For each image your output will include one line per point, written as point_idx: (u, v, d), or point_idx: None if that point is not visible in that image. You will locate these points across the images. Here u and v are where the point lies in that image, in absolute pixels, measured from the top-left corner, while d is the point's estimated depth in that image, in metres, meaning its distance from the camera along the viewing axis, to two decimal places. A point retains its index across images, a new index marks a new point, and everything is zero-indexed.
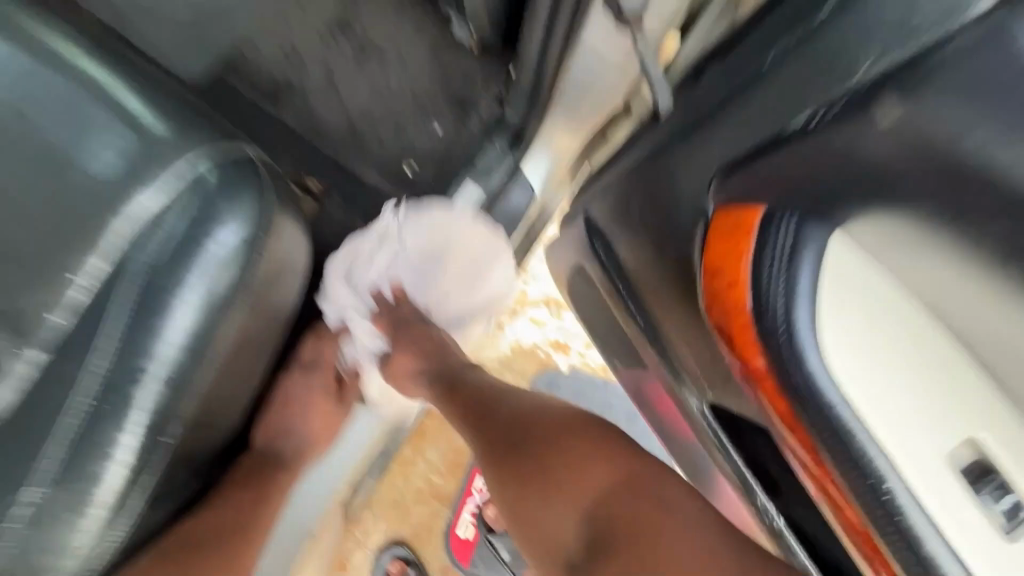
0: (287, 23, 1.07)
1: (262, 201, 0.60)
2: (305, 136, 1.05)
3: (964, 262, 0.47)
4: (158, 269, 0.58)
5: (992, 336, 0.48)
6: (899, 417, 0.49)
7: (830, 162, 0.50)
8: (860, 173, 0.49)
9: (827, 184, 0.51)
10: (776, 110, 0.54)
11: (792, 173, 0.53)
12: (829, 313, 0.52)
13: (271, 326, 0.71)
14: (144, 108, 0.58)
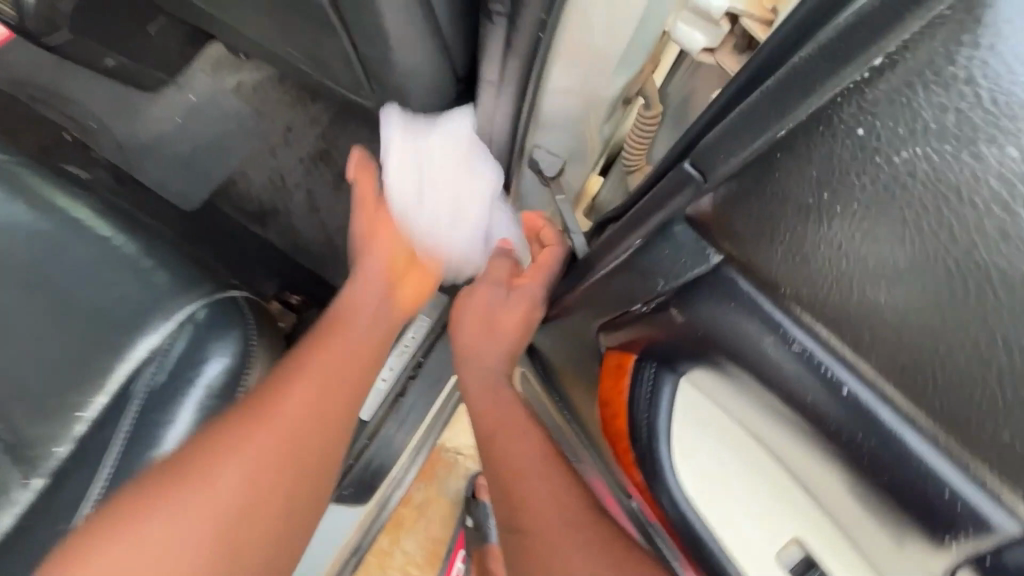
0: (274, 157, 1.23)
1: (245, 334, 0.69)
2: (289, 252, 1.18)
3: (759, 404, 0.42)
4: (152, 401, 0.65)
5: (819, 477, 0.41)
6: (744, 533, 0.44)
7: (665, 327, 0.46)
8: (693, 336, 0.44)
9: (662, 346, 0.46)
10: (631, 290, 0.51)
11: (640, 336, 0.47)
12: (679, 455, 0.48)
13: None
14: (149, 265, 0.71)
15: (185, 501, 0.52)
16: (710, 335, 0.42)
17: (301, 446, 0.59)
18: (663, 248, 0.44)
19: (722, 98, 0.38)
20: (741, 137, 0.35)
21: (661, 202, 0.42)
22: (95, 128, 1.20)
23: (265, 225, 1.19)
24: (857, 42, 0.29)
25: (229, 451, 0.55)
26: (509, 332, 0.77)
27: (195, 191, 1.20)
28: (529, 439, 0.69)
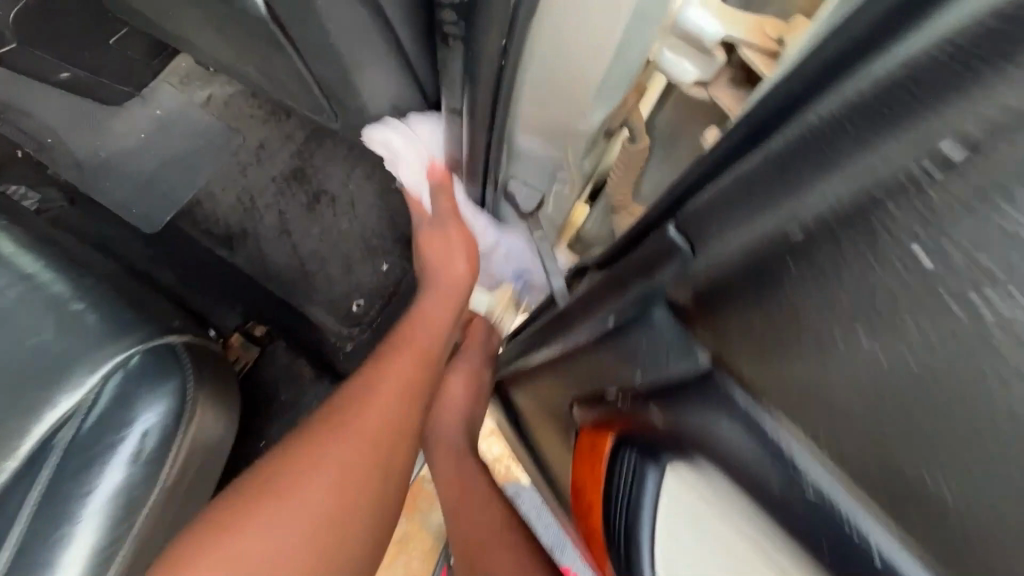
0: (244, 174, 1.16)
1: (181, 384, 0.60)
2: (257, 278, 1.11)
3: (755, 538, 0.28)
4: (71, 465, 0.57)
5: None
6: None
7: (642, 407, 0.37)
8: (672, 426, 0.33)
9: (643, 431, 0.37)
10: (604, 368, 0.43)
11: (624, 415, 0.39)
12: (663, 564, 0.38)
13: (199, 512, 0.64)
14: (75, 305, 0.63)
15: (297, 505, 0.55)
16: (698, 429, 0.31)
17: (403, 434, 0.66)
18: (640, 338, 0.37)
19: (710, 160, 0.29)
20: (732, 216, 0.27)
21: (646, 273, 0.36)
22: (53, 143, 1.13)
23: (233, 248, 1.12)
24: (895, 111, 0.19)
25: (332, 447, 0.59)
26: (457, 397, 0.81)
27: (159, 211, 1.12)
28: (489, 511, 0.72)
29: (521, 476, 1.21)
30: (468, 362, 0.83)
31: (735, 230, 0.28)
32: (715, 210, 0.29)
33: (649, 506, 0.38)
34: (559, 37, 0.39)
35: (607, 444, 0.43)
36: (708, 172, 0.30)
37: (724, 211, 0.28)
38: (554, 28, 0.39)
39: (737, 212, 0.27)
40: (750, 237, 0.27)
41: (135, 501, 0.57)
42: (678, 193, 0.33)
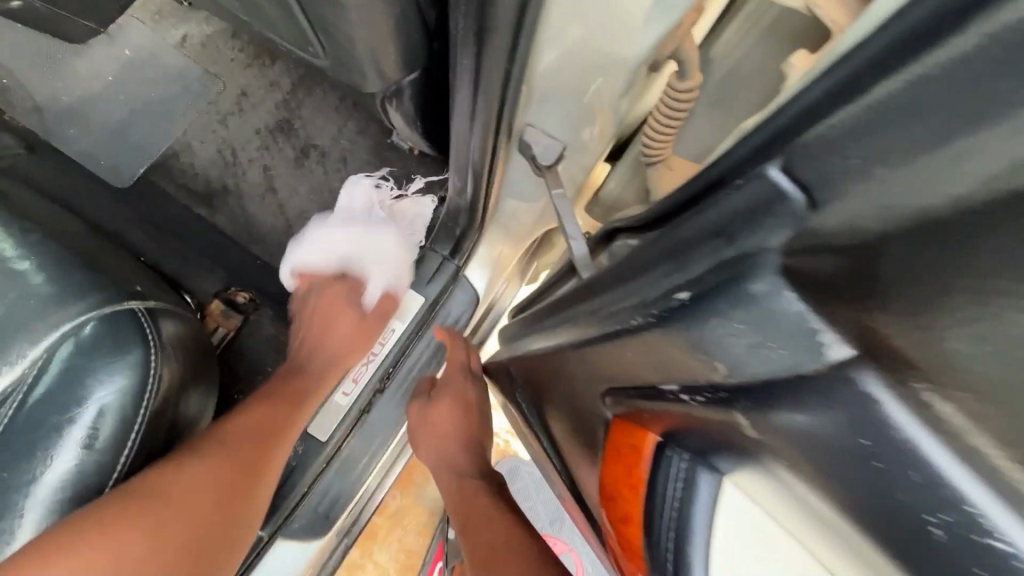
0: (224, 126, 1.05)
1: (151, 351, 0.54)
2: (240, 239, 1.02)
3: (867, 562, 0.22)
4: (28, 434, 0.51)
5: None
6: None
7: (692, 422, 0.31)
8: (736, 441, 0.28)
9: (700, 437, 0.31)
10: (647, 363, 0.35)
11: (669, 416, 0.33)
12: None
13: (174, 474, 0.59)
14: (24, 259, 0.56)
15: (122, 530, 0.48)
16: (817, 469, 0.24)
17: (234, 488, 0.60)
18: (669, 346, 0.31)
19: (824, 88, 0.21)
20: (859, 150, 0.20)
21: (741, 230, 0.25)
22: (11, 87, 1.02)
23: (213, 207, 1.03)
24: None
25: (183, 473, 0.56)
26: (447, 427, 0.86)
27: (130, 163, 1.02)
28: (481, 505, 0.73)
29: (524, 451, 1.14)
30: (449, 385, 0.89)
31: (870, 185, 0.20)
32: (823, 148, 0.21)
33: (706, 513, 0.31)
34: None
35: (648, 442, 0.36)
36: (834, 94, 0.20)
37: (833, 145, 0.20)
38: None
39: (888, 128, 0.19)
40: (951, 170, 0.17)
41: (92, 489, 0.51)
42: (789, 122, 0.23)
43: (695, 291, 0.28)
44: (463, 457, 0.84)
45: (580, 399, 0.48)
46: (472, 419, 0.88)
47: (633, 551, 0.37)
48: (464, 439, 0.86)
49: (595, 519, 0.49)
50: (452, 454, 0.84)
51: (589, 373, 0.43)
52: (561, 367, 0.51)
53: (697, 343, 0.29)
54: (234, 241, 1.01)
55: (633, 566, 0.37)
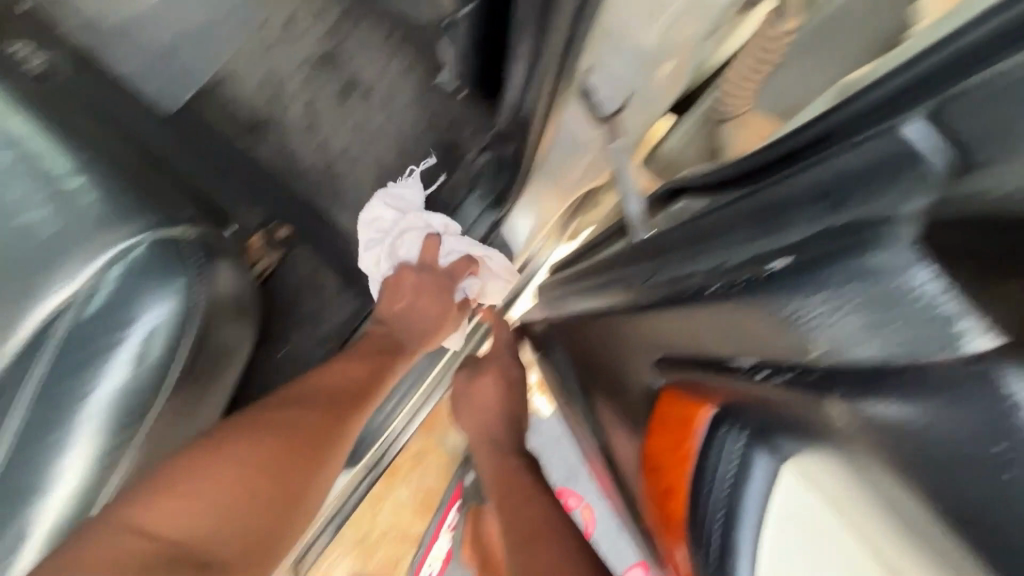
0: (269, 54, 1.02)
1: (200, 279, 0.55)
2: (282, 172, 1.01)
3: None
4: (79, 350, 0.53)
5: None
6: None
7: (756, 408, 0.29)
8: (792, 432, 0.26)
9: (759, 422, 0.29)
10: (704, 333, 0.33)
11: (725, 394, 0.31)
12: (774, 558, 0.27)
13: (219, 387, 0.62)
14: (75, 175, 0.56)
15: (218, 472, 0.53)
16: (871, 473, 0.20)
17: (304, 454, 0.60)
18: (734, 318, 0.29)
19: (985, 31, 0.17)
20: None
21: (851, 196, 0.22)
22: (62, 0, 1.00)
23: (257, 138, 1.02)
24: None
25: (261, 432, 0.59)
26: (488, 401, 0.89)
27: (177, 88, 1.01)
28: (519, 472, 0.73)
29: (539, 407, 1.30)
30: (495, 362, 0.93)
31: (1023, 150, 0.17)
32: (979, 103, 0.18)
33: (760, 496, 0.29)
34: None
35: (700, 418, 0.34)
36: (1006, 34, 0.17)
37: (992, 99, 0.17)
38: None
39: None
40: None
41: (143, 403, 0.53)
42: (929, 73, 0.19)
43: (791, 258, 0.24)
44: (498, 428, 0.85)
45: (623, 361, 0.46)
46: (514, 397, 0.90)
47: (675, 518, 0.37)
48: (503, 413, 0.87)
49: (624, 474, 0.51)
50: (490, 427, 0.85)
51: (642, 338, 0.42)
52: (606, 328, 0.49)
53: (788, 319, 0.25)
54: (278, 175, 1.01)
55: (673, 532, 0.37)
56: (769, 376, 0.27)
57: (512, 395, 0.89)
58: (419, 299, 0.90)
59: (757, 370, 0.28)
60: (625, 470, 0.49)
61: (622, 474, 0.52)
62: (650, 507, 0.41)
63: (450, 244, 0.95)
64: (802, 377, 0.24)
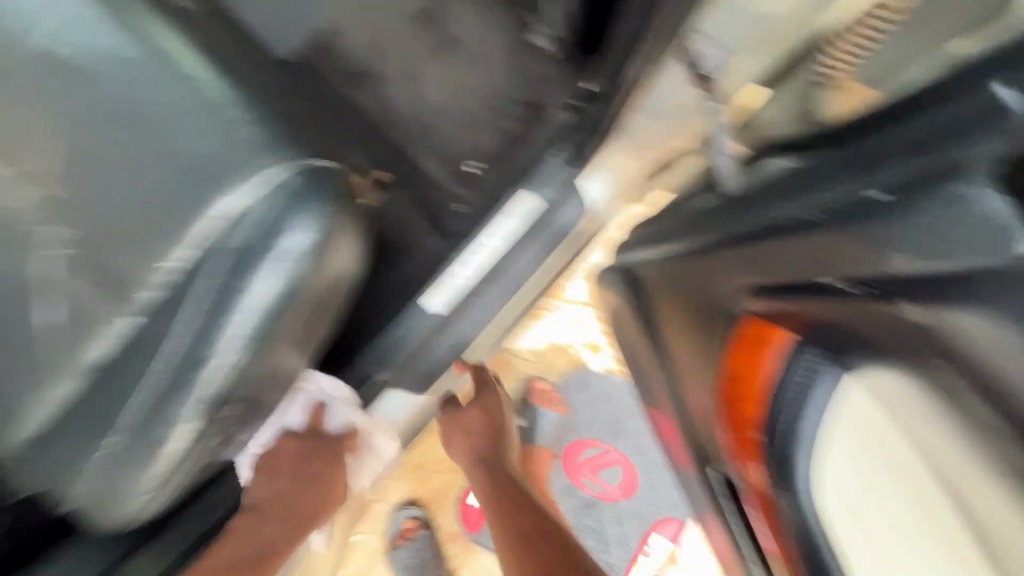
0: (375, 8, 1.09)
1: (338, 205, 0.64)
2: (379, 122, 1.10)
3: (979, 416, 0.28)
4: (241, 258, 0.63)
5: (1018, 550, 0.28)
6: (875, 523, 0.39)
7: (836, 319, 0.35)
8: (869, 331, 0.33)
9: (842, 333, 0.35)
10: (796, 265, 0.38)
11: (808, 312, 0.37)
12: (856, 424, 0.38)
13: (337, 295, 0.73)
14: (237, 107, 0.65)
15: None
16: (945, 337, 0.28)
17: None
18: (826, 245, 0.34)
19: None
20: None
21: (947, 143, 0.28)
22: None
23: (359, 88, 1.10)
24: None
25: None
26: (474, 430, 1.14)
27: (291, 36, 1.10)
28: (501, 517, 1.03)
29: (590, 364, 1.36)
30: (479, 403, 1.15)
31: None
32: None
33: None
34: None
35: (782, 337, 0.41)
36: None
37: None
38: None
39: None
40: None
41: (290, 303, 0.65)
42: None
43: (894, 192, 0.30)
44: (484, 454, 1.12)
45: (709, 297, 0.52)
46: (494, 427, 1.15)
47: None
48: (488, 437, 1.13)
49: (699, 399, 0.58)
50: (480, 447, 1.12)
51: (729, 276, 0.47)
52: (690, 270, 0.55)
53: (869, 239, 0.31)
54: (375, 124, 1.10)
55: None
56: (848, 290, 0.34)
57: (500, 421, 1.15)
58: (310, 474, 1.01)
59: (838, 285, 0.35)
60: (703, 391, 0.56)
61: (694, 395, 0.60)
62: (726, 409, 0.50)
63: (337, 413, 1.01)
64: (884, 284, 0.31)
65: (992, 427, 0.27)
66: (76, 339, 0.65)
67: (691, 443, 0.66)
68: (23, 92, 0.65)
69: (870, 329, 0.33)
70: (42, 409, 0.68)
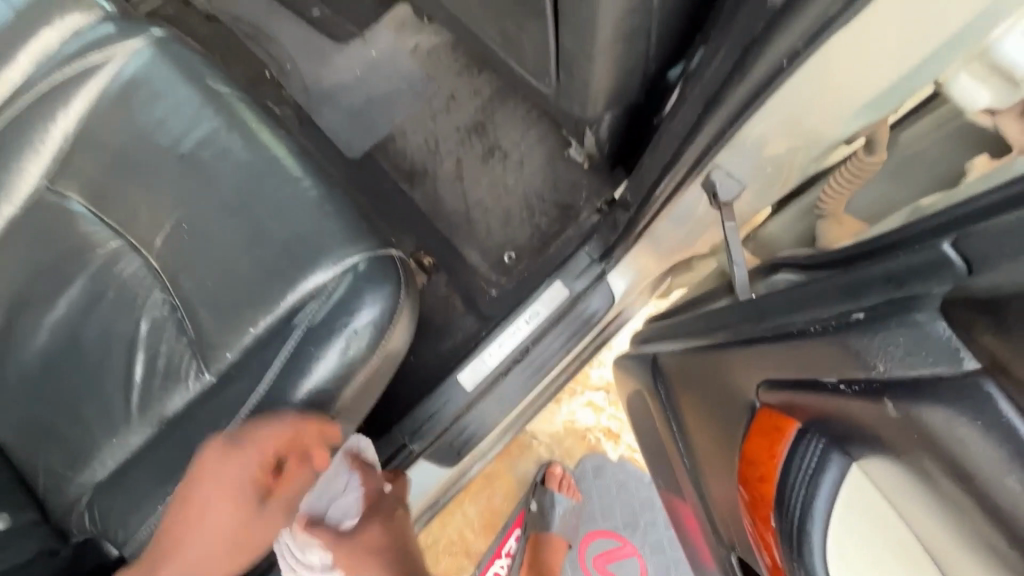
0: (433, 121, 1.28)
1: (400, 289, 0.74)
2: (428, 214, 1.24)
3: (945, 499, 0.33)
4: (313, 329, 0.72)
5: None
6: None
7: (834, 416, 0.41)
8: (861, 428, 0.39)
9: (837, 427, 0.42)
10: (799, 369, 0.45)
11: (810, 408, 0.44)
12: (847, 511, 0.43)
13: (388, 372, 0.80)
14: (324, 202, 0.78)
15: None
16: (918, 435, 0.34)
17: None
18: (819, 353, 0.42)
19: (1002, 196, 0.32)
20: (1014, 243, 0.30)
21: (911, 281, 0.36)
22: (290, 69, 1.31)
23: (413, 184, 1.26)
24: None
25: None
26: None
27: (360, 140, 1.29)
28: None
29: (606, 451, 1.39)
30: None
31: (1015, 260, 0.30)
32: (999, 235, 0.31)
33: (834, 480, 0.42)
34: (866, 36, 0.39)
35: (790, 428, 0.47)
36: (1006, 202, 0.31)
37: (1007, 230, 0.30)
38: (866, 22, 0.38)
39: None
40: None
41: (348, 374, 0.72)
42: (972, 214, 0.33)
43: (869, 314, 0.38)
44: None
45: (725, 392, 0.59)
46: None
47: (766, 502, 0.49)
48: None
49: (720, 485, 0.63)
50: None
51: (743, 374, 0.55)
52: (709, 365, 0.62)
53: (856, 351, 0.38)
54: (424, 216, 1.24)
55: (766, 513, 0.49)
56: (842, 388, 0.40)
57: None
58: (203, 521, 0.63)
59: (836, 384, 0.41)
60: (724, 477, 0.61)
61: (715, 481, 0.65)
62: (746, 498, 0.54)
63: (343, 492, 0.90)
64: (865, 387, 0.38)
65: (958, 511, 0.33)
66: (165, 392, 0.75)
67: (712, 531, 0.70)
68: (158, 183, 0.79)
69: (860, 424, 0.39)
70: (120, 453, 0.75)
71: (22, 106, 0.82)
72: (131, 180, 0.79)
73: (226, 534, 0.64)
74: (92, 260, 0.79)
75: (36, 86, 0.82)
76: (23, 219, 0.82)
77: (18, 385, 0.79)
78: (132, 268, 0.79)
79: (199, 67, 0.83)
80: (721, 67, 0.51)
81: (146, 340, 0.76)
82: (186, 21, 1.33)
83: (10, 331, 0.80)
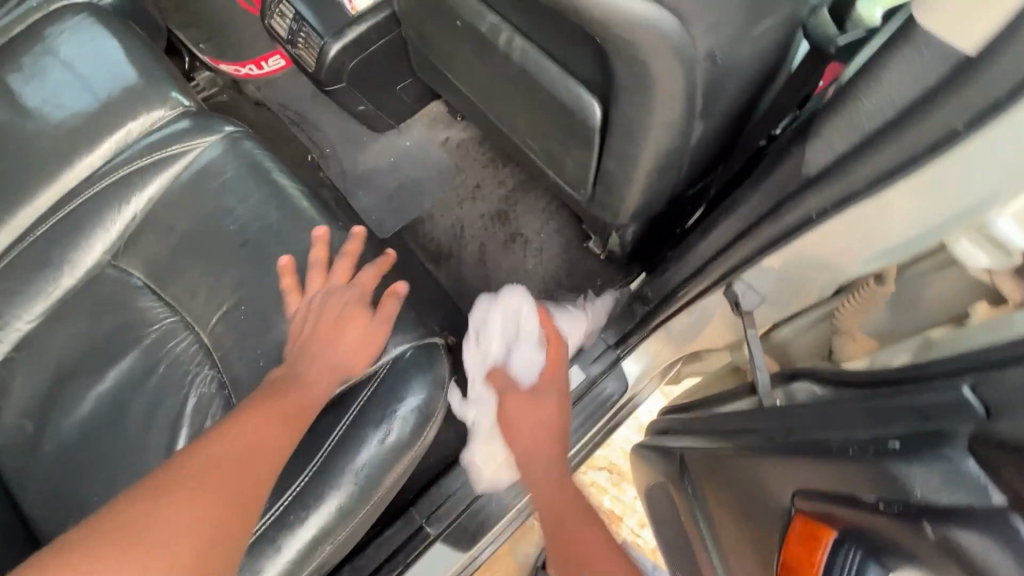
0: (460, 206, 1.38)
1: (444, 377, 0.80)
2: (451, 294, 1.31)
3: None
4: (360, 413, 0.76)
5: None
6: None
7: (874, 531, 0.45)
8: (901, 545, 0.43)
9: (877, 541, 0.46)
10: (835, 482, 0.50)
11: (849, 521, 0.48)
12: None
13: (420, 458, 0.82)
14: (373, 290, 0.84)
15: (198, 484, 0.58)
16: (960, 559, 0.38)
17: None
18: (855, 470, 0.47)
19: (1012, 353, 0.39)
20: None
21: (937, 415, 0.42)
22: (330, 154, 1.43)
23: (438, 265, 1.34)
24: None
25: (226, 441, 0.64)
26: None
27: (390, 222, 1.37)
28: None
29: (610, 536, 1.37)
30: None
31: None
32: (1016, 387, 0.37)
33: None
34: (883, 211, 0.47)
35: (828, 536, 0.50)
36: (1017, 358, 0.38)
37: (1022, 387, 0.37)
38: (884, 202, 0.46)
39: None
40: None
41: (391, 458, 0.75)
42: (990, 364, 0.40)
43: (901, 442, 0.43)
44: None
45: (758, 495, 0.63)
46: None
47: None
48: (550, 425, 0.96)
49: None
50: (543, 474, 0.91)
51: (774, 479, 0.59)
52: (737, 466, 0.67)
53: (892, 474, 0.43)
54: (447, 295, 1.31)
55: None
56: (881, 505, 0.45)
57: None
58: (347, 330, 0.79)
59: (875, 502, 0.45)
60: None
61: None
62: None
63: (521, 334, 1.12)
64: (905, 510, 0.42)
65: None
66: None
67: None
68: (220, 265, 0.85)
69: (902, 543, 0.43)
70: None
71: (100, 187, 0.89)
72: (195, 263, 0.85)
73: (356, 341, 0.79)
74: (146, 334, 0.83)
75: (116, 168, 0.89)
76: (82, 291, 0.86)
77: (53, 455, 0.80)
78: (186, 343, 0.83)
79: (266, 161, 0.92)
80: (753, 207, 0.60)
81: (192, 412, 0.79)
82: (239, 108, 1.49)
83: (53, 400, 0.82)
